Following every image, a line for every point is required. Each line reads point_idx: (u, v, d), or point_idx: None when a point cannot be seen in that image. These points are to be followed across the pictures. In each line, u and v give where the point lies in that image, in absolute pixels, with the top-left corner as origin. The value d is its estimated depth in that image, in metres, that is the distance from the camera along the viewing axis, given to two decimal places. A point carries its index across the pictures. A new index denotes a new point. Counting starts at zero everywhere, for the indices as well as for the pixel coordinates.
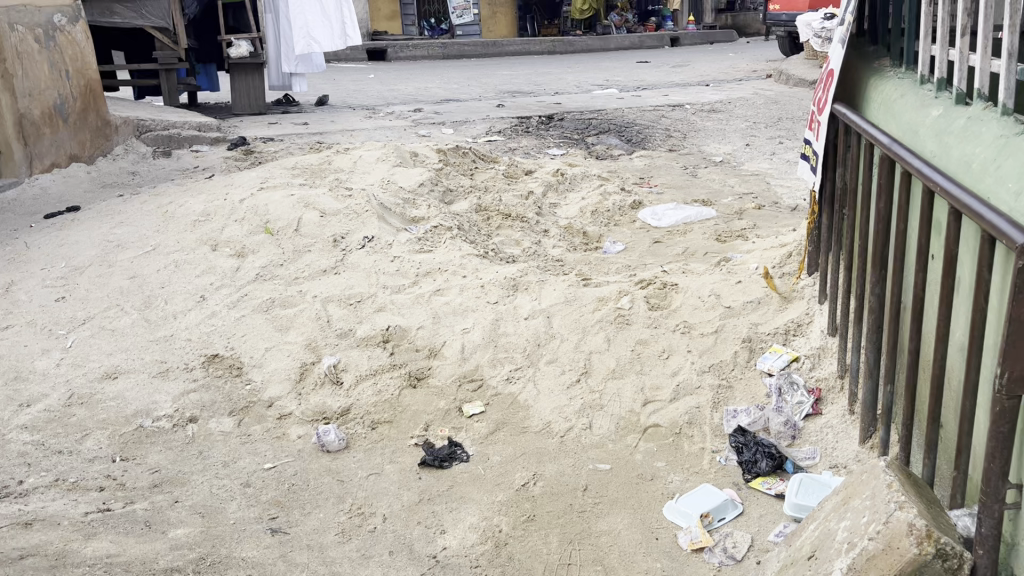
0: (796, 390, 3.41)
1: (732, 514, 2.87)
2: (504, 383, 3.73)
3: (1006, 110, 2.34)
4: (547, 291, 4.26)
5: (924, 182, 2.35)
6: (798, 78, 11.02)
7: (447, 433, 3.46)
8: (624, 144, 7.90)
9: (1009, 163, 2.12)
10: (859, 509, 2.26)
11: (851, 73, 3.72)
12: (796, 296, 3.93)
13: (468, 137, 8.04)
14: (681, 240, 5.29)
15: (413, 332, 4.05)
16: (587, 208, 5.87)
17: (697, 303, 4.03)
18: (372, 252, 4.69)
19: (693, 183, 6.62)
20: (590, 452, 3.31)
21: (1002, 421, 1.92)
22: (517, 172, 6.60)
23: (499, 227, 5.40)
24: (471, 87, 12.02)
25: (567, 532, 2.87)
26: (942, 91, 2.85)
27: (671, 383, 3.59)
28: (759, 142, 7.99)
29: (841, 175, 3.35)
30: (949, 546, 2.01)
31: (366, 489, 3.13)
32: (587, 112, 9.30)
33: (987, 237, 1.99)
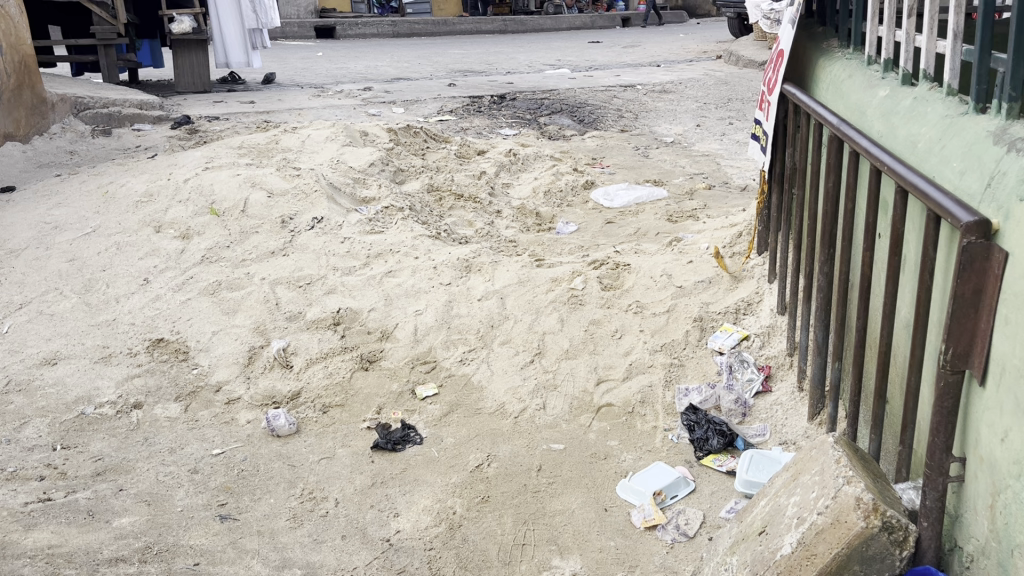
0: (747, 367, 3.44)
1: (684, 491, 2.90)
2: (457, 364, 3.71)
3: (950, 90, 2.37)
4: (500, 273, 4.24)
5: (871, 161, 2.37)
6: (747, 59, 11.12)
7: (400, 416, 3.43)
8: (576, 124, 7.90)
9: (953, 143, 2.15)
10: (808, 485, 2.29)
11: (801, 54, 3.75)
12: (745, 275, 3.97)
13: (419, 117, 7.96)
14: (633, 221, 5.31)
15: (365, 314, 4.00)
16: (539, 188, 5.85)
17: (649, 284, 4.05)
18: (322, 232, 4.62)
19: (645, 164, 6.64)
20: (543, 432, 3.30)
21: (946, 397, 1.96)
22: (469, 151, 6.56)
23: (452, 208, 5.36)
24: (422, 66, 11.89)
25: (521, 512, 2.87)
26: (889, 72, 2.88)
27: (624, 362, 3.61)
28: (709, 123, 8.05)
29: (791, 155, 3.38)
30: (894, 519, 2.05)
31: (318, 474, 3.08)
32: (538, 92, 9.27)
33: (931, 216, 2.03)
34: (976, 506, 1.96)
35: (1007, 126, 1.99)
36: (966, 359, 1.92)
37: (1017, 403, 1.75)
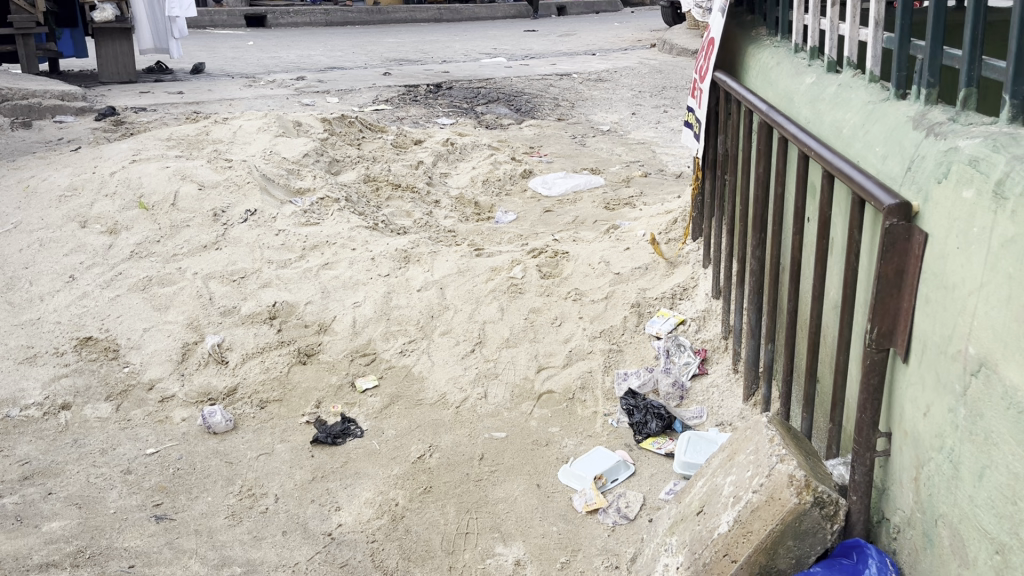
0: (683, 351, 3.51)
1: (625, 475, 2.93)
2: (397, 356, 3.69)
3: (873, 77, 2.44)
4: (439, 263, 4.22)
5: (799, 147, 2.43)
6: (681, 47, 11.25)
7: (340, 410, 3.39)
8: (513, 113, 7.90)
9: (876, 129, 2.21)
10: (744, 465, 2.34)
11: (732, 42, 3.81)
12: (681, 261, 4.03)
13: (354, 106, 7.86)
14: (571, 209, 5.34)
15: (301, 307, 3.95)
16: (477, 177, 5.83)
17: (587, 271, 4.09)
18: (255, 225, 4.54)
19: (582, 152, 6.68)
20: (485, 421, 3.31)
21: (872, 374, 2.02)
22: (406, 141, 6.51)
23: (389, 198, 5.31)
24: (356, 55, 11.73)
25: (464, 501, 2.87)
26: (815, 59, 2.95)
27: (564, 349, 3.64)
28: (644, 111, 8.13)
29: (723, 141, 3.44)
30: (826, 495, 2.11)
31: (256, 470, 3.04)
32: (474, 81, 9.23)
33: (855, 199, 2.08)
34: (902, 479, 2.03)
35: (926, 111, 2.05)
36: (890, 338, 1.99)
37: (938, 378, 1.82)
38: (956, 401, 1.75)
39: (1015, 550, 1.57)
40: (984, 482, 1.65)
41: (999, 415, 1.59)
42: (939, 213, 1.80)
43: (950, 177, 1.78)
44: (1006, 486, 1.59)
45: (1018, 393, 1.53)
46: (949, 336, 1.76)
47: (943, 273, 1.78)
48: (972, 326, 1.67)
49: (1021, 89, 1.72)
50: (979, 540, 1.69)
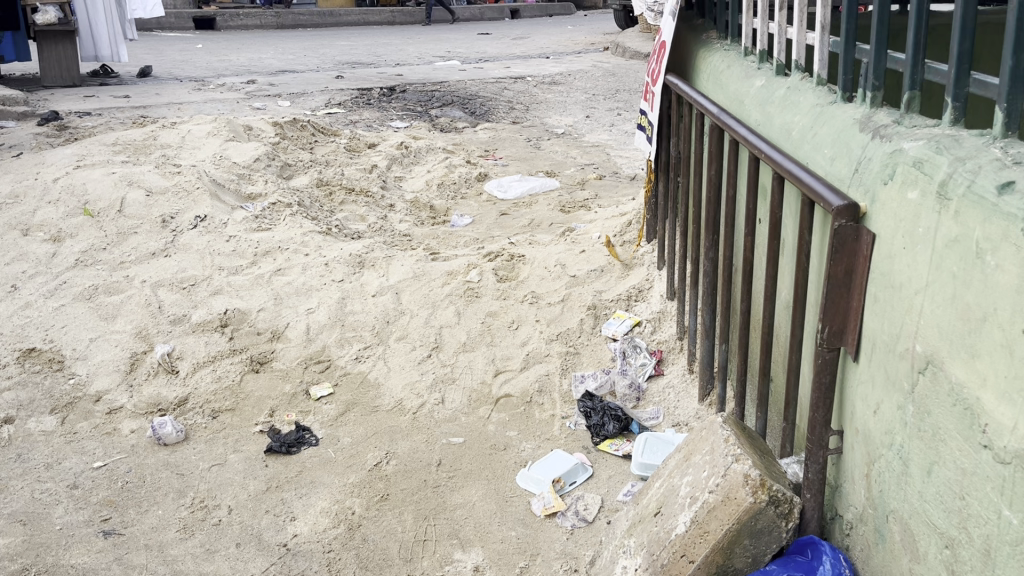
0: (639, 352, 3.53)
1: (583, 477, 2.94)
2: (353, 362, 3.65)
3: (820, 80, 2.48)
4: (394, 267, 4.20)
5: (749, 149, 2.46)
6: (633, 51, 11.34)
7: (294, 418, 3.34)
8: (468, 116, 7.88)
9: (823, 131, 2.25)
10: (700, 465, 2.35)
11: (683, 45, 3.85)
12: (636, 263, 4.06)
13: (306, 110, 7.78)
14: (526, 212, 5.34)
15: (254, 315, 3.89)
16: (432, 180, 5.81)
17: (543, 275, 4.10)
18: (205, 232, 4.46)
19: (537, 155, 6.69)
20: (443, 426, 3.28)
21: (824, 373, 2.05)
22: (359, 145, 6.45)
23: (343, 202, 5.27)
24: (308, 58, 11.61)
25: (421, 508, 2.85)
26: (764, 63, 2.99)
27: (521, 352, 3.64)
28: (598, 114, 8.18)
29: (675, 144, 3.47)
30: (780, 493, 2.13)
31: (209, 481, 2.98)
32: (428, 84, 9.20)
33: (805, 201, 2.11)
34: (854, 476, 2.06)
35: (872, 114, 2.09)
36: (840, 337, 2.02)
37: (887, 376, 1.85)
38: (905, 399, 1.78)
39: (963, 544, 1.59)
40: (933, 477, 1.68)
41: (946, 411, 1.62)
42: (886, 214, 1.83)
43: (896, 178, 1.81)
44: (953, 482, 1.61)
45: (964, 389, 1.56)
46: (896, 335, 1.79)
47: (891, 273, 1.81)
48: (918, 325, 1.70)
49: (962, 92, 1.75)
50: (929, 534, 1.71)
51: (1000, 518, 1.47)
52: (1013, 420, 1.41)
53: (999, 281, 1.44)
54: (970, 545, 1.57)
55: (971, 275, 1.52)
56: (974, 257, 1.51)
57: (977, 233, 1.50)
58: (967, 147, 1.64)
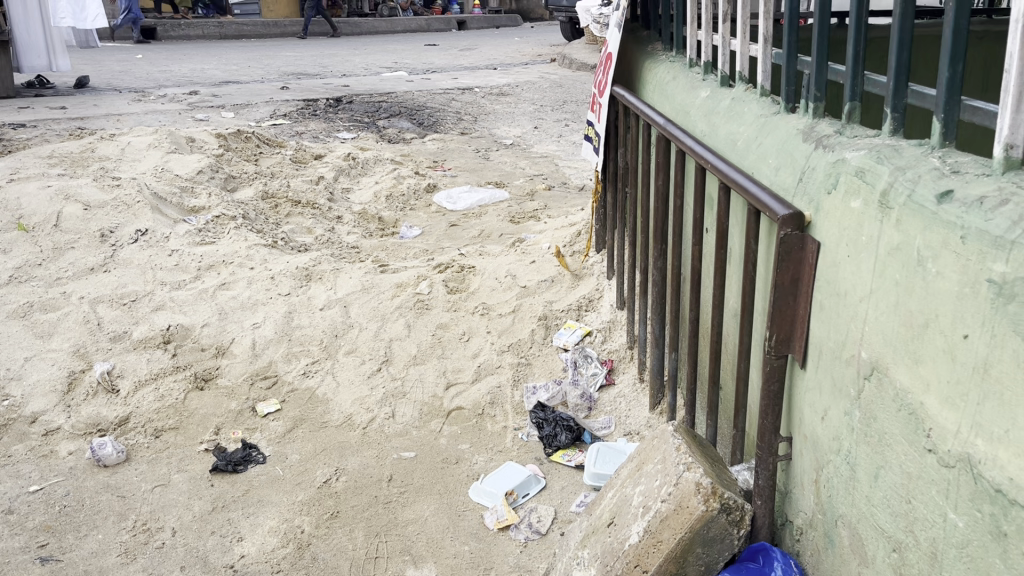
0: (590, 362, 3.54)
1: (535, 489, 2.92)
2: (300, 378, 3.59)
3: (763, 91, 2.52)
4: (342, 280, 4.19)
5: (696, 158, 2.48)
6: (580, 62, 11.43)
7: (241, 435, 3.26)
8: (415, 127, 7.85)
9: (768, 141, 2.28)
10: (651, 474, 2.36)
11: (629, 56, 3.89)
12: (586, 273, 4.09)
13: (251, 120, 7.67)
14: (476, 223, 5.33)
15: (197, 330, 3.82)
16: (381, 192, 5.76)
17: (493, 285, 4.11)
18: (146, 246, 4.38)
19: (486, 166, 6.68)
20: (393, 441, 3.24)
21: (772, 380, 2.08)
22: (305, 156, 6.37)
23: (289, 214, 5.19)
24: (252, 68, 11.47)
25: (372, 524, 2.80)
26: (709, 74, 3.02)
27: (472, 364, 3.62)
28: (546, 125, 8.21)
29: (623, 155, 3.50)
30: (732, 500, 2.14)
31: (151, 503, 2.89)
32: (375, 94, 9.15)
33: (751, 210, 2.13)
34: (803, 481, 2.09)
35: (814, 124, 2.12)
36: (787, 344, 2.05)
37: (834, 383, 1.87)
38: (852, 404, 1.80)
39: (911, 547, 1.61)
40: (880, 482, 1.70)
41: (892, 417, 1.64)
42: (830, 222, 1.86)
43: (839, 188, 1.84)
44: (899, 486, 1.63)
45: (908, 395, 1.58)
46: (842, 342, 1.82)
47: (836, 281, 1.84)
48: (864, 332, 1.73)
49: (901, 103, 1.79)
50: (877, 538, 1.74)
51: (946, 521, 1.49)
52: (956, 424, 1.44)
53: (940, 289, 1.46)
54: (917, 548, 1.59)
55: (913, 282, 1.54)
56: (915, 264, 1.54)
57: (919, 241, 1.52)
58: (907, 157, 1.67)
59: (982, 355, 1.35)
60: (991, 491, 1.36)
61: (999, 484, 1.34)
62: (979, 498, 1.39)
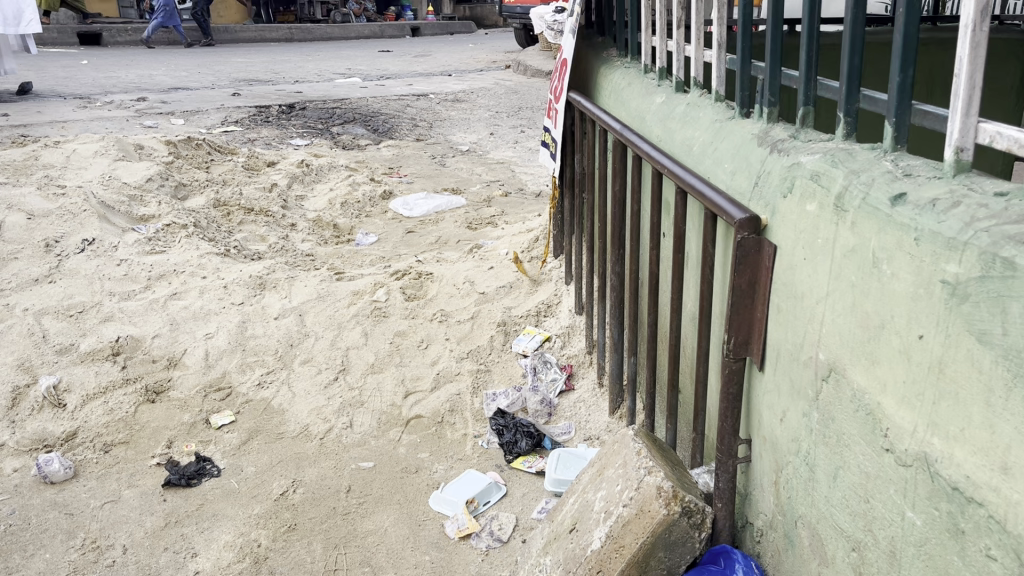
0: (550, 367, 3.53)
1: (496, 497, 2.90)
2: (255, 389, 3.53)
3: (718, 96, 2.54)
4: (297, 289, 4.16)
5: (652, 163, 2.49)
6: (535, 69, 11.46)
7: (194, 448, 3.18)
8: (370, 133, 7.80)
9: (723, 146, 2.30)
10: (613, 479, 2.35)
11: (585, 63, 3.91)
12: (544, 279, 4.12)
13: (201, 127, 7.54)
14: (433, 229, 5.30)
15: (148, 342, 3.73)
16: (336, 199, 5.69)
17: (451, 292, 4.10)
18: (94, 256, 4.27)
19: (442, 172, 6.65)
20: (351, 451, 3.19)
21: (731, 384, 2.09)
22: (258, 163, 6.27)
23: (242, 222, 5.11)
24: (202, 75, 11.28)
25: (331, 536, 2.75)
26: (664, 80, 3.04)
27: (431, 372, 3.59)
28: (501, 131, 8.21)
29: (580, 161, 3.51)
30: (693, 503, 2.14)
31: (101, 520, 2.80)
32: (329, 101, 9.07)
33: (708, 214, 2.14)
34: (763, 483, 2.10)
35: (769, 129, 2.15)
36: (746, 347, 2.06)
37: (792, 384, 1.89)
38: (810, 406, 1.82)
39: (870, 546, 1.63)
40: (839, 482, 1.72)
41: (850, 417, 1.66)
42: (786, 225, 1.88)
43: (794, 191, 1.86)
44: (858, 485, 1.65)
45: (866, 395, 1.60)
46: (800, 344, 1.84)
47: (792, 283, 1.86)
48: (821, 333, 1.75)
49: (853, 107, 1.82)
50: (836, 538, 1.75)
51: (904, 520, 1.50)
52: (913, 423, 1.45)
53: (895, 290, 1.48)
54: (876, 547, 1.61)
55: (869, 284, 1.56)
56: (871, 266, 1.55)
57: (874, 243, 1.54)
58: (860, 161, 1.70)
59: (937, 355, 1.37)
60: (948, 489, 1.37)
61: (955, 482, 1.35)
62: (936, 496, 1.41)
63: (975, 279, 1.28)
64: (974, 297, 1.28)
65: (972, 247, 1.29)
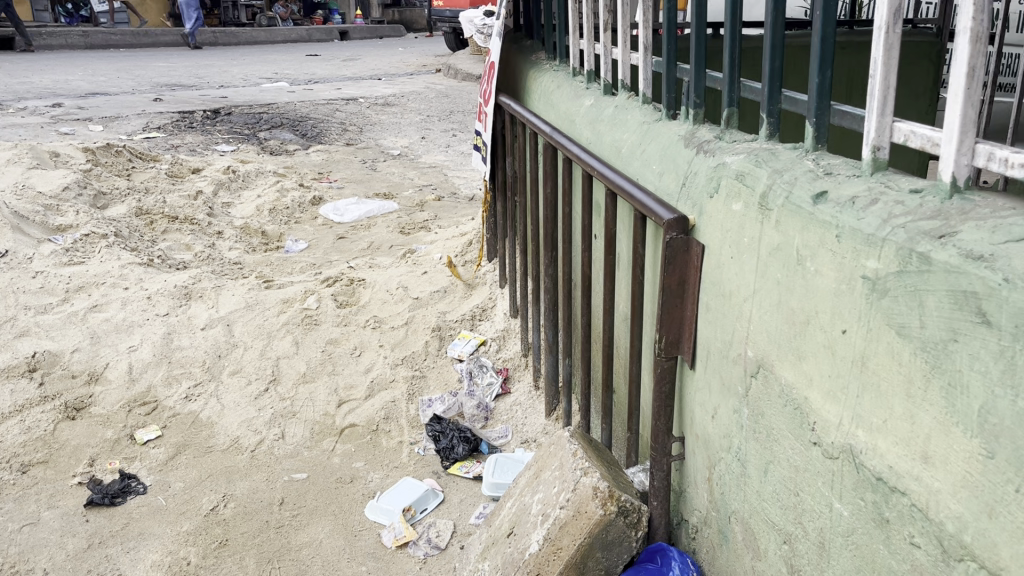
0: (486, 371, 3.52)
1: (434, 503, 2.87)
2: (182, 402, 3.43)
3: (645, 99, 2.56)
4: (224, 298, 4.06)
5: (582, 165, 2.50)
6: (465, 73, 11.45)
7: (118, 465, 3.07)
8: (299, 138, 7.68)
9: (651, 148, 2.32)
10: (550, 481, 2.35)
11: (514, 67, 3.92)
12: (478, 282, 4.12)
13: (122, 134, 7.31)
14: (365, 235, 5.24)
15: (67, 356, 3.59)
16: (264, 206, 5.58)
17: (385, 298, 4.06)
18: (7, 268, 4.10)
19: (373, 177, 6.58)
20: (284, 462, 3.12)
21: (663, 383, 2.11)
22: (182, 170, 6.11)
23: (166, 231, 4.97)
24: (122, 80, 10.95)
25: (264, 551, 2.68)
26: (592, 83, 3.06)
27: (365, 380, 3.55)
28: (433, 135, 8.18)
29: (511, 164, 3.51)
30: (629, 503, 2.15)
31: (19, 544, 2.68)
32: (256, 106, 8.90)
33: (637, 215, 2.16)
34: (696, 480, 2.13)
35: (695, 130, 2.18)
36: (677, 346, 2.09)
37: (722, 381, 1.91)
38: (740, 402, 1.84)
39: (800, 538, 1.66)
40: (769, 476, 1.75)
41: (778, 412, 1.69)
42: (713, 225, 1.90)
43: (720, 192, 1.88)
44: (788, 479, 1.68)
45: (792, 390, 1.63)
46: (729, 341, 1.86)
47: (720, 282, 1.89)
48: (749, 331, 1.77)
49: (775, 108, 1.85)
50: (768, 531, 1.78)
51: (832, 511, 1.53)
52: (838, 417, 1.48)
53: (819, 287, 1.51)
54: (806, 539, 1.64)
55: (793, 281, 1.59)
56: (795, 263, 1.58)
57: (798, 241, 1.57)
58: (783, 160, 1.73)
59: (860, 349, 1.40)
60: (872, 480, 1.40)
61: (879, 473, 1.39)
62: (861, 487, 1.44)
63: (893, 274, 1.31)
64: (892, 292, 1.32)
65: (889, 243, 1.32)
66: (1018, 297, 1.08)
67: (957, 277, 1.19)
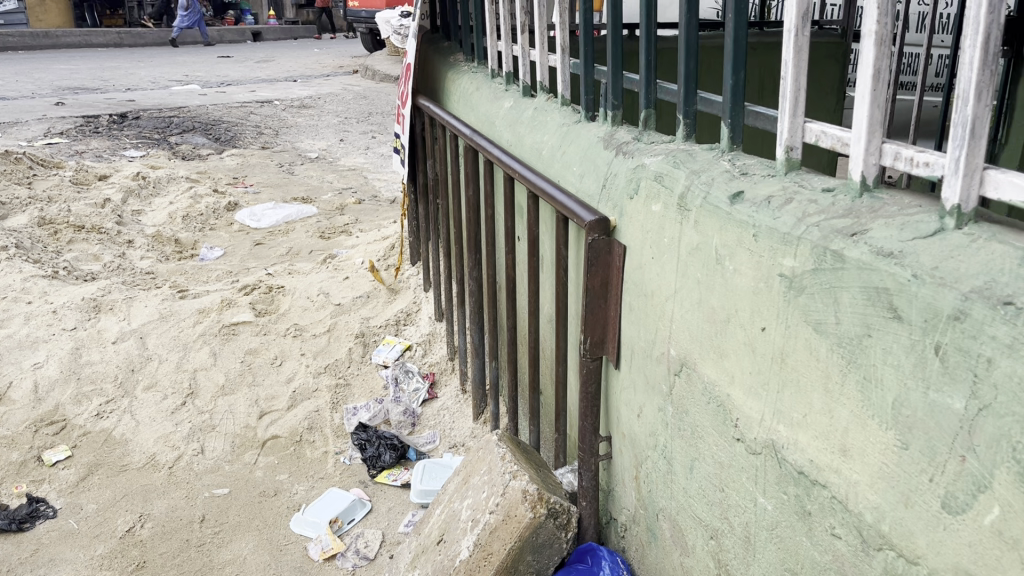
0: (412, 377, 3.48)
1: (361, 513, 2.82)
2: (93, 420, 3.28)
3: (564, 100, 2.57)
4: (136, 310, 3.92)
5: (503, 168, 2.48)
6: (383, 74, 11.34)
7: (25, 489, 2.92)
8: (212, 142, 7.47)
9: (571, 150, 2.32)
10: (478, 486, 2.33)
11: (432, 69, 3.88)
12: (401, 287, 4.07)
13: (21, 140, 6.98)
14: (284, 240, 5.12)
15: None
16: (177, 212, 5.40)
17: (306, 305, 3.99)
18: None
19: (291, 181, 6.45)
20: (204, 478, 3.02)
21: (589, 383, 2.13)
22: (87, 177, 5.87)
23: (71, 241, 4.76)
24: (20, 84, 10.46)
25: (184, 571, 2.59)
26: (511, 85, 3.05)
27: (287, 390, 3.46)
28: (352, 137, 8.07)
29: (432, 166, 3.47)
30: (558, 504, 2.15)
31: None
32: (165, 109, 8.62)
33: (559, 217, 2.16)
34: (624, 478, 2.14)
35: (613, 132, 2.19)
36: (601, 346, 2.10)
37: (647, 380, 1.93)
38: (664, 400, 1.86)
39: (726, 533, 1.68)
40: (695, 473, 1.77)
41: (702, 410, 1.71)
42: (633, 226, 1.92)
43: (639, 193, 1.90)
44: (713, 475, 1.70)
45: (715, 387, 1.65)
46: (652, 340, 1.88)
47: (642, 282, 1.91)
48: (672, 330, 1.79)
49: (691, 109, 1.88)
50: (695, 527, 1.80)
51: (756, 505, 1.56)
52: (760, 412, 1.51)
53: (738, 285, 1.53)
54: (732, 534, 1.66)
55: (713, 280, 1.61)
56: (714, 263, 1.61)
57: (716, 240, 1.59)
58: (700, 161, 1.75)
59: (779, 346, 1.43)
60: (794, 474, 1.43)
61: (800, 467, 1.41)
62: (784, 481, 1.47)
63: (809, 271, 1.34)
64: (809, 289, 1.34)
65: (804, 242, 1.35)
66: (926, 294, 1.12)
67: (869, 274, 1.22)
